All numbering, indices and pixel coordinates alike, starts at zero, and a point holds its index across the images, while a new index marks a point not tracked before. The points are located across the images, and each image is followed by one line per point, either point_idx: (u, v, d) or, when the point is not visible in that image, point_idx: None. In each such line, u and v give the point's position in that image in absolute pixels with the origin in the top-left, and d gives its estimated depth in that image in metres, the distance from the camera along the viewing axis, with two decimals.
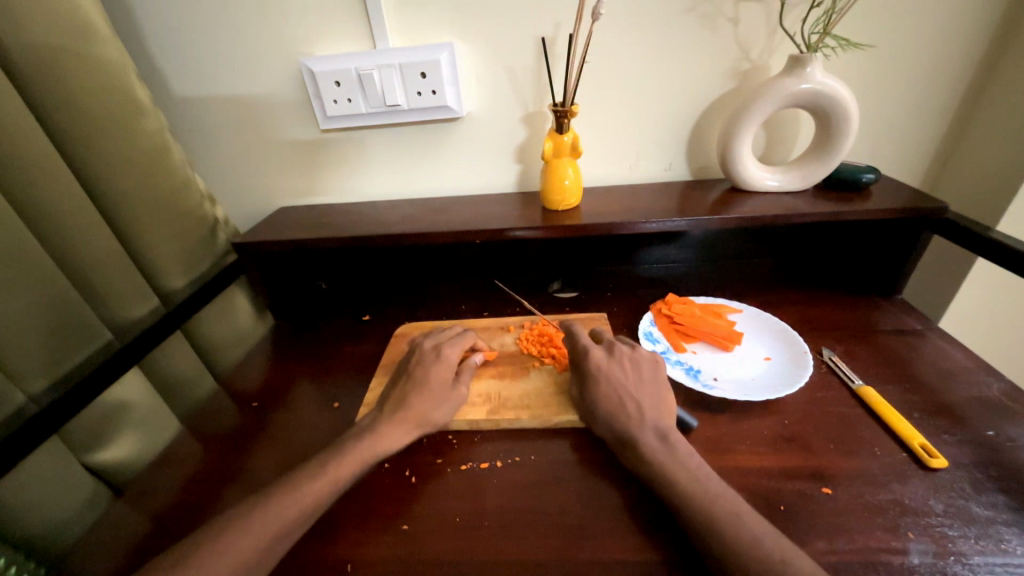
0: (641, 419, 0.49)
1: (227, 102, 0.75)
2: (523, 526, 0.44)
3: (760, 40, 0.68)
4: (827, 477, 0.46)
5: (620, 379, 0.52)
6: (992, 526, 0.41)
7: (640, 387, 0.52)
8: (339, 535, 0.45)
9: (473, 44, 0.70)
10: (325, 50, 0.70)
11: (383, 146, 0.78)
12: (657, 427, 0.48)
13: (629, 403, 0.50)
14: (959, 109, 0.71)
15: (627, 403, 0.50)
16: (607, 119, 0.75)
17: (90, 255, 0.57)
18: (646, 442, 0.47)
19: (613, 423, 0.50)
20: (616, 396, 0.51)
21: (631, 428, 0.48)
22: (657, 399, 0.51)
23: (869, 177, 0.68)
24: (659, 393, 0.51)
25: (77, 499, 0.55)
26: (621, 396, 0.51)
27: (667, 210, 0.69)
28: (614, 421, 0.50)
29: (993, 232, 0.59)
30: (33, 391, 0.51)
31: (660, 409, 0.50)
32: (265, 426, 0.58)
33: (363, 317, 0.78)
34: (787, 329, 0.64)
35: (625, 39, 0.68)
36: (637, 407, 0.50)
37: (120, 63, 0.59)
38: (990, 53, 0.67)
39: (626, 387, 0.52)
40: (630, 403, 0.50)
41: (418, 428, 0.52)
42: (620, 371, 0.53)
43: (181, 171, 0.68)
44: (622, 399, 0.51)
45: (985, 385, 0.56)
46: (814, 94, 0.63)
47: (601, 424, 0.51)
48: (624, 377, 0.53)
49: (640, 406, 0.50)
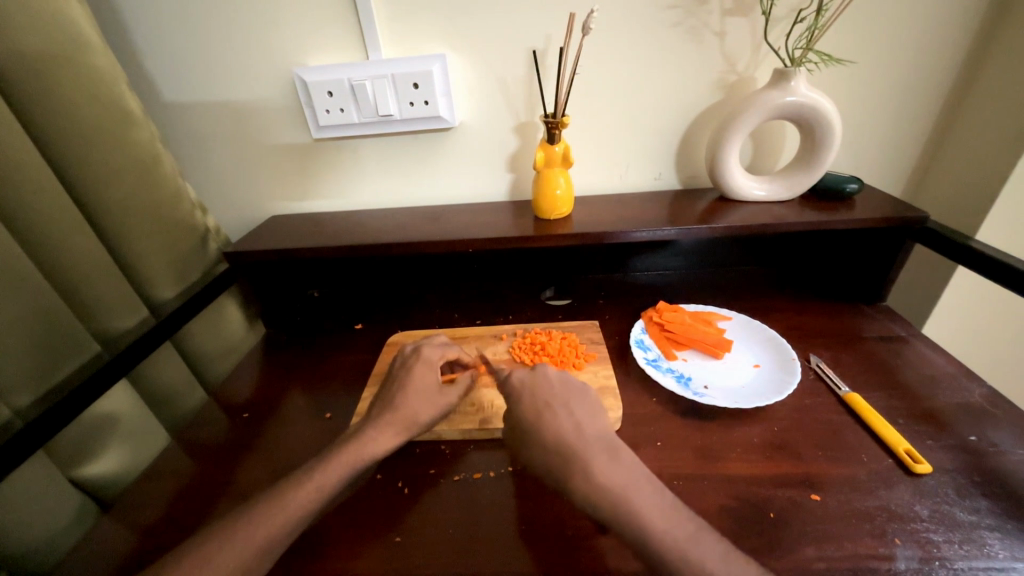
0: (577, 433, 0.45)
1: (219, 111, 0.75)
2: (517, 539, 0.44)
3: (746, 54, 0.70)
4: (815, 484, 0.47)
5: (545, 389, 0.50)
6: (975, 531, 0.42)
7: (566, 394, 0.49)
8: (330, 549, 0.45)
9: (465, 55, 0.70)
10: (318, 60, 0.71)
11: (376, 155, 0.79)
12: (598, 438, 0.45)
13: (556, 408, 0.48)
14: (939, 120, 0.73)
15: (553, 412, 0.47)
16: (597, 130, 0.76)
17: (79, 265, 0.56)
18: (595, 463, 0.42)
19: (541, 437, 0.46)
20: (541, 403, 0.48)
21: (572, 442, 0.44)
22: (591, 409, 0.48)
23: (853, 187, 0.70)
24: (592, 404, 0.49)
25: (62, 515, 0.54)
26: (547, 402, 0.48)
27: (657, 220, 0.70)
28: (541, 433, 0.46)
29: (973, 242, 0.60)
30: (20, 404, 0.51)
31: (598, 421, 0.47)
32: (255, 438, 0.58)
33: (356, 326, 0.77)
34: (776, 337, 0.65)
35: (615, 53, 0.70)
36: (568, 416, 0.47)
37: (112, 74, 0.59)
38: (966, 69, 0.69)
39: (551, 394, 0.49)
40: (558, 408, 0.48)
41: (404, 430, 0.51)
42: (547, 384, 0.50)
43: (172, 181, 0.68)
44: (546, 406, 0.48)
45: (967, 390, 0.57)
46: (800, 106, 0.65)
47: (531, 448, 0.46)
48: (550, 387, 0.50)
49: (571, 414, 0.47)
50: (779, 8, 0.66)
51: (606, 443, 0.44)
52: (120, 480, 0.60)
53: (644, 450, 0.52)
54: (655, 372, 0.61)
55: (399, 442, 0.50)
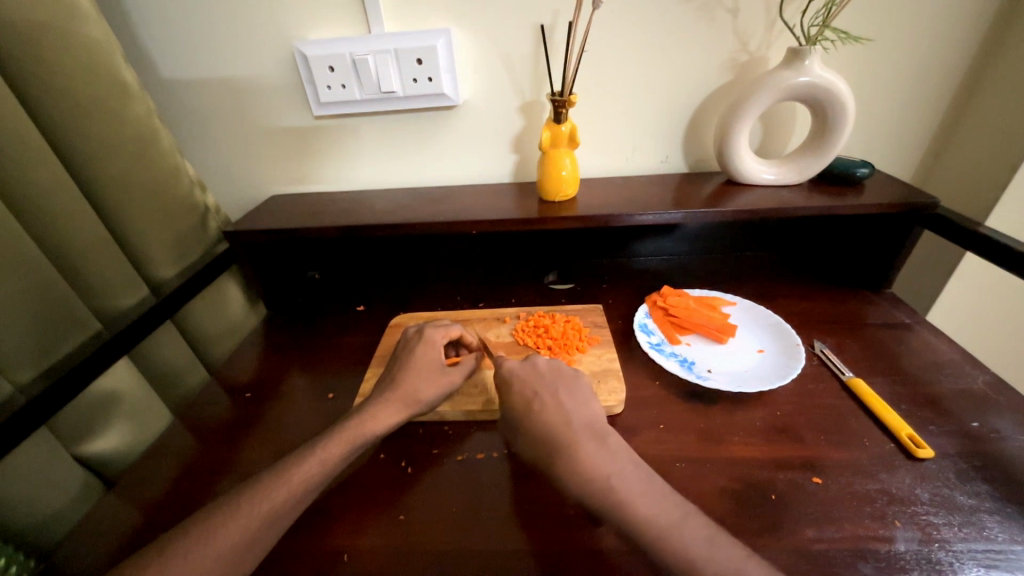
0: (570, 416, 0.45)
1: (216, 86, 0.73)
2: (519, 518, 0.45)
3: (759, 32, 0.68)
4: (817, 468, 0.47)
5: (534, 377, 0.50)
6: (975, 515, 0.42)
7: (556, 383, 0.49)
8: (333, 526, 0.45)
9: (470, 30, 0.68)
10: (318, 34, 0.68)
11: (378, 134, 0.77)
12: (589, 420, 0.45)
13: (544, 395, 0.48)
14: (954, 103, 0.72)
15: (542, 400, 0.47)
16: (605, 111, 0.75)
17: (77, 242, 0.55)
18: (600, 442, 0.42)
19: (532, 426, 0.46)
20: (530, 391, 0.48)
21: (566, 425, 0.44)
22: (582, 398, 0.48)
23: (863, 171, 0.69)
24: (584, 391, 0.49)
25: (68, 489, 0.55)
26: (535, 391, 0.48)
27: (664, 203, 0.69)
28: (537, 418, 0.46)
29: (983, 229, 0.60)
30: (21, 379, 0.50)
31: (587, 409, 0.47)
32: (258, 418, 0.58)
33: (358, 307, 0.77)
34: (781, 322, 0.64)
35: (625, 30, 0.68)
36: (556, 403, 0.47)
37: (106, 44, 0.57)
38: (985, 50, 0.68)
39: (540, 383, 0.49)
40: (546, 395, 0.48)
41: (407, 406, 0.52)
42: (535, 372, 0.50)
43: (170, 157, 0.66)
44: (535, 394, 0.48)
45: (971, 377, 0.57)
46: (813, 87, 0.63)
47: (528, 430, 0.46)
48: (540, 375, 0.50)
49: (560, 401, 0.47)
50: None
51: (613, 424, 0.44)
52: (124, 458, 0.61)
53: (648, 433, 0.52)
54: (659, 356, 0.61)
55: (401, 418, 0.51)
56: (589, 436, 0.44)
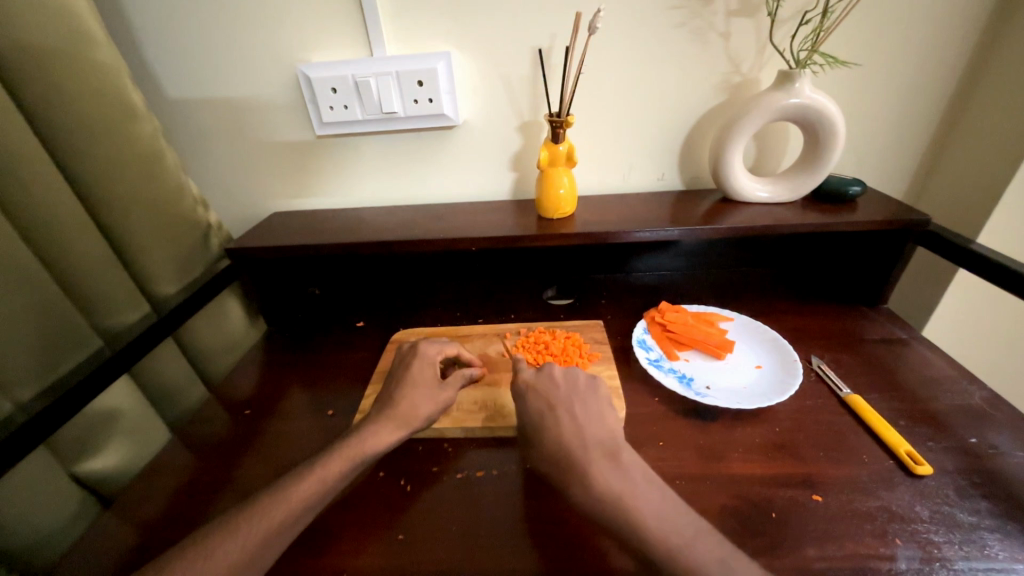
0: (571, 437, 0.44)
1: (221, 106, 0.75)
2: (519, 539, 0.44)
3: (751, 54, 0.70)
4: (816, 485, 0.47)
5: (550, 390, 0.49)
6: (976, 533, 0.42)
7: (570, 397, 0.49)
8: (331, 546, 0.45)
9: (470, 53, 0.70)
10: (322, 56, 0.70)
11: (379, 153, 0.79)
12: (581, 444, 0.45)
13: (559, 411, 0.47)
14: (941, 122, 0.74)
15: (555, 415, 0.47)
16: (601, 130, 0.76)
17: (81, 260, 0.56)
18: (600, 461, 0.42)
19: None
20: (544, 404, 0.48)
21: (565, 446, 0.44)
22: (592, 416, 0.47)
23: (856, 189, 0.70)
24: (595, 407, 0.48)
25: (64, 510, 0.54)
26: (550, 404, 0.48)
27: (660, 220, 0.70)
28: None
29: (975, 245, 0.60)
30: (21, 398, 0.50)
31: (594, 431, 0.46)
32: (257, 435, 0.58)
33: (357, 324, 0.77)
34: (777, 337, 0.65)
35: (621, 53, 0.70)
36: (569, 420, 0.46)
37: (115, 67, 0.59)
38: (968, 74, 0.70)
39: (556, 396, 0.49)
40: (561, 411, 0.47)
41: (403, 427, 0.51)
42: (551, 383, 0.50)
43: (175, 176, 0.68)
44: (549, 408, 0.48)
45: (968, 394, 0.57)
46: (804, 108, 0.65)
47: None
48: (557, 388, 0.50)
49: (575, 416, 0.47)
50: (785, 9, 0.66)
51: (612, 449, 0.44)
52: (121, 476, 0.60)
53: (647, 450, 0.52)
54: (657, 372, 0.61)
55: (399, 436, 0.50)
56: (597, 455, 0.43)
